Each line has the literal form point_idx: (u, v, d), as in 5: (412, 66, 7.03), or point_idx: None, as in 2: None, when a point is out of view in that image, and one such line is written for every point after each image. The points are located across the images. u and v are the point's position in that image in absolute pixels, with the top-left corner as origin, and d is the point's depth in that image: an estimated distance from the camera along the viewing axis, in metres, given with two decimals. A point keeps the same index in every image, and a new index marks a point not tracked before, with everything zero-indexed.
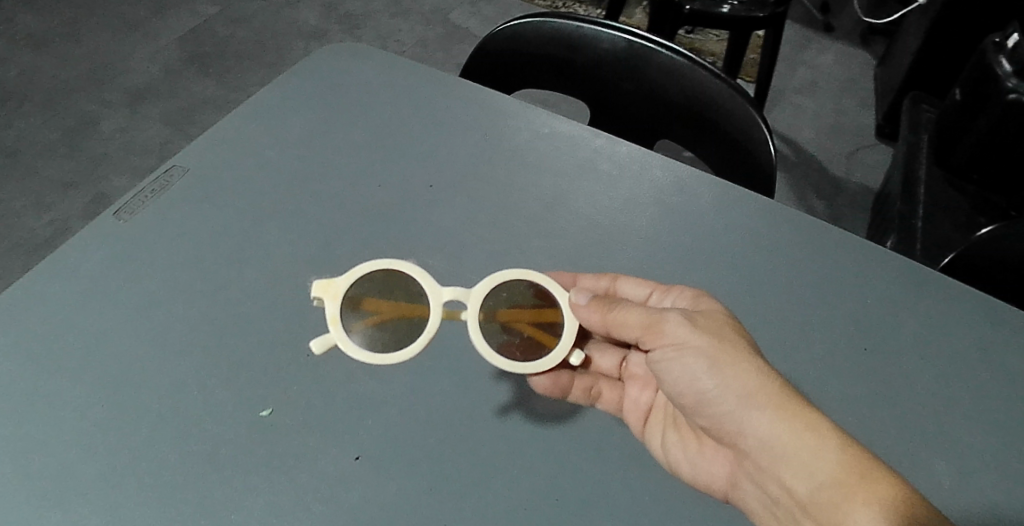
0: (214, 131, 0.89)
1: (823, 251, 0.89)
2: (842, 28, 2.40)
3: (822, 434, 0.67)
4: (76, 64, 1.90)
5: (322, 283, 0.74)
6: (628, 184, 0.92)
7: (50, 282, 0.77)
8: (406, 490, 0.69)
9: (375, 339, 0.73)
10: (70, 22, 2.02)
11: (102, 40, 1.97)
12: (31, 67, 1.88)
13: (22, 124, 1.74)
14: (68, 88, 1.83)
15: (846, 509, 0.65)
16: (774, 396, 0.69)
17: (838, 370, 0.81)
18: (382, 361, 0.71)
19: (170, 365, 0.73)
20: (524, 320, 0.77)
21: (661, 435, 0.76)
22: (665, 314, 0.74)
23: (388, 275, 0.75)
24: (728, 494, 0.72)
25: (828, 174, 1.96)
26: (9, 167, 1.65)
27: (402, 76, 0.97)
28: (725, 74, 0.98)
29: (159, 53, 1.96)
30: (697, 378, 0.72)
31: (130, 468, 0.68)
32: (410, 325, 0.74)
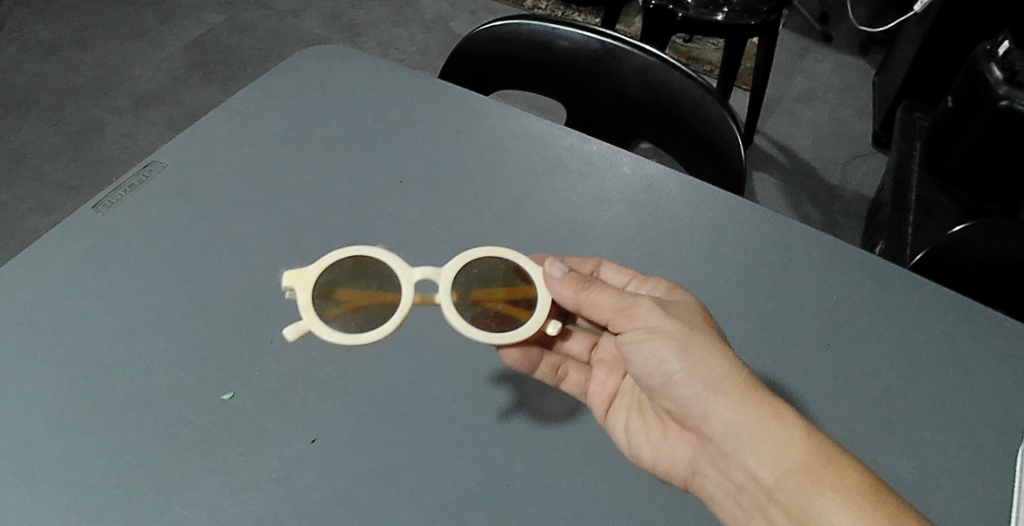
0: (193, 128, 0.92)
1: (788, 247, 0.90)
2: (840, 38, 2.41)
3: (787, 422, 0.66)
4: (84, 70, 1.95)
5: (291, 273, 0.72)
6: (597, 181, 0.93)
7: (24, 269, 0.79)
8: (360, 474, 0.70)
9: (350, 322, 0.72)
10: (79, 30, 2.07)
11: (110, 48, 2.03)
12: (40, 74, 1.93)
13: (30, 128, 1.79)
14: (75, 95, 1.89)
15: (810, 496, 0.63)
16: (740, 382, 0.68)
17: (799, 363, 0.81)
18: (357, 341, 0.70)
19: (135, 349, 0.74)
20: (497, 296, 0.76)
21: (624, 420, 0.77)
22: (639, 300, 0.74)
23: (358, 260, 0.74)
24: (688, 481, 0.72)
25: (823, 182, 1.96)
26: (15, 170, 1.70)
27: (380, 77, 1.01)
28: (697, 74, 0.99)
29: (165, 60, 2.02)
30: (664, 361, 0.72)
31: (89, 447, 0.69)
32: (384, 305, 0.73)
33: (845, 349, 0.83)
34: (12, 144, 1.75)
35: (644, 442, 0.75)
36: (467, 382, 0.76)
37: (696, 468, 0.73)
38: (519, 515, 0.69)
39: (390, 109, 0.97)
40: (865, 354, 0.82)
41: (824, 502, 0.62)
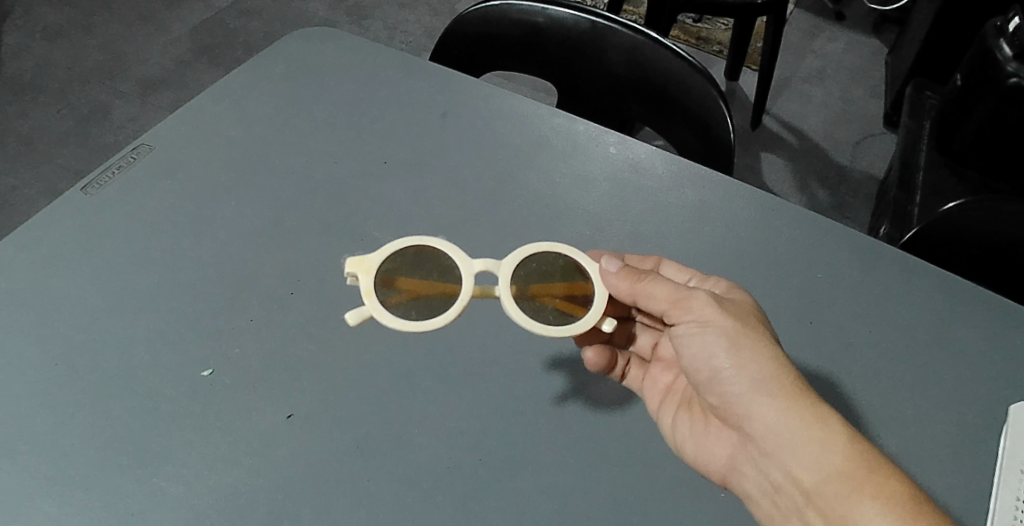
0: (182, 111, 0.93)
1: (774, 227, 0.90)
2: (853, 16, 2.37)
3: (831, 426, 0.66)
4: (93, 56, 1.98)
5: (354, 259, 0.71)
6: (582, 161, 0.94)
7: (14, 249, 0.81)
8: (335, 448, 0.71)
9: (409, 310, 0.70)
10: (89, 16, 2.10)
11: (119, 33, 2.06)
12: (51, 60, 1.96)
13: (39, 113, 1.82)
14: (84, 80, 1.92)
15: (851, 502, 0.64)
16: (789, 384, 0.68)
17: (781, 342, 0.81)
18: (417, 329, 0.68)
19: (120, 327, 0.76)
20: (556, 291, 0.74)
21: (671, 415, 0.76)
22: (694, 292, 0.73)
23: (420, 249, 0.72)
24: (726, 476, 0.72)
25: (831, 162, 1.94)
26: (25, 154, 1.74)
27: (368, 60, 1.01)
28: (687, 53, 0.99)
29: (172, 44, 2.04)
30: (714, 356, 0.72)
31: (73, 422, 0.71)
32: (443, 296, 0.71)
33: (826, 329, 0.82)
34: (22, 130, 1.78)
35: (687, 435, 0.74)
36: (444, 359, 0.77)
37: (734, 465, 0.73)
38: (491, 491, 0.70)
39: (378, 91, 0.98)
40: (846, 335, 0.82)
41: (863, 510, 0.63)
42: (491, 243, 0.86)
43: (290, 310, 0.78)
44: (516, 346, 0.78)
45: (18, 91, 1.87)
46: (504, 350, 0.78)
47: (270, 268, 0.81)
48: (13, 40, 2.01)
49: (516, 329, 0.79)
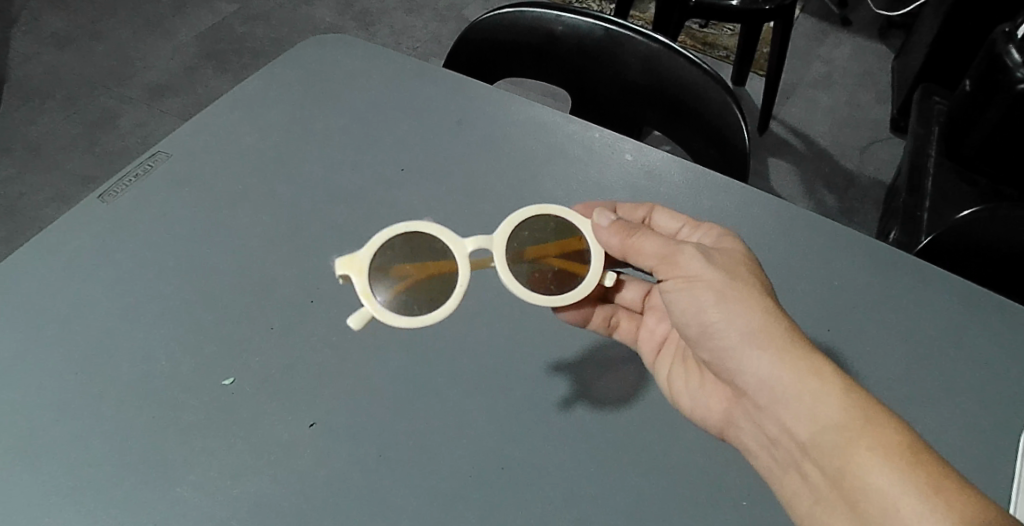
0: (199, 118, 0.93)
1: (792, 235, 0.89)
2: (859, 21, 2.37)
3: (825, 378, 0.65)
4: (101, 61, 1.98)
5: (343, 260, 0.69)
6: (599, 168, 0.93)
7: (33, 258, 0.81)
8: (358, 457, 0.71)
9: (411, 302, 0.70)
10: (96, 22, 2.10)
11: (126, 39, 2.06)
12: (58, 66, 1.97)
13: (48, 119, 1.82)
14: (92, 86, 1.92)
15: (848, 453, 0.62)
16: (778, 334, 0.67)
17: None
18: (425, 322, 0.68)
19: (140, 336, 0.76)
20: (551, 254, 0.75)
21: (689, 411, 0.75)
22: (682, 247, 0.73)
23: (410, 236, 0.71)
24: (723, 430, 0.72)
25: (839, 167, 1.94)
26: (34, 160, 1.73)
27: (383, 67, 1.01)
28: (702, 61, 0.98)
29: (180, 50, 2.04)
30: (702, 311, 0.71)
31: (94, 431, 0.71)
32: (442, 279, 0.71)
33: (846, 336, 0.82)
34: (31, 136, 1.78)
35: (682, 393, 0.75)
36: (464, 368, 0.76)
37: (731, 419, 0.72)
38: (514, 499, 0.70)
39: (393, 98, 0.98)
40: (867, 342, 0.81)
41: (863, 460, 0.61)
42: None
43: (309, 318, 0.78)
44: (536, 354, 0.78)
45: (26, 97, 1.87)
46: (524, 358, 0.77)
47: (289, 276, 0.81)
48: (21, 46, 2.01)
49: (536, 337, 0.79)
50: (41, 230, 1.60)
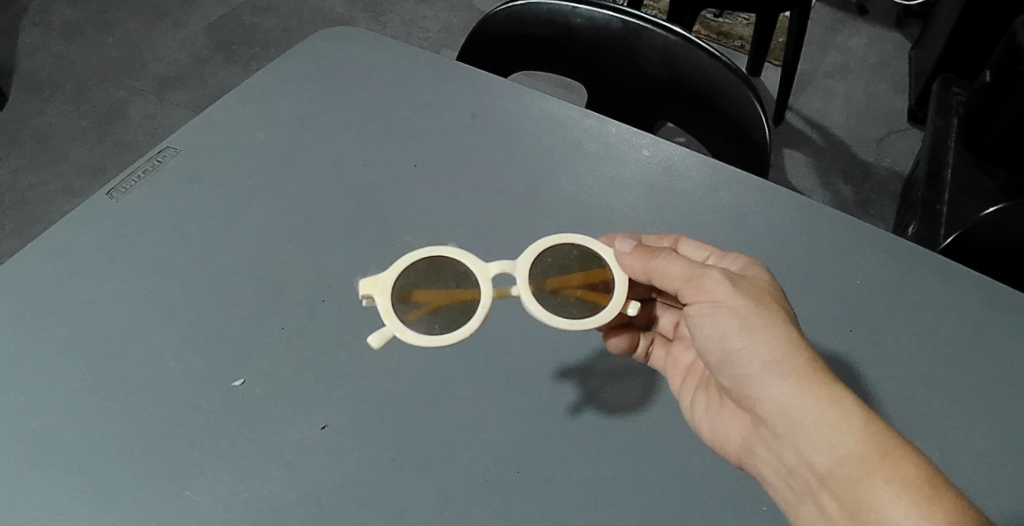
0: (209, 113, 0.92)
1: (814, 232, 0.87)
2: (876, 10, 2.33)
3: (846, 409, 0.62)
4: (110, 52, 1.97)
5: (367, 279, 0.68)
6: (616, 163, 0.91)
7: (41, 256, 0.80)
8: (371, 461, 0.69)
9: (431, 323, 0.67)
10: (106, 12, 2.09)
11: (135, 29, 2.05)
12: (68, 57, 1.95)
13: (56, 110, 1.81)
14: (100, 78, 1.91)
15: (866, 485, 0.60)
16: (802, 364, 0.65)
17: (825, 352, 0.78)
18: (443, 343, 0.66)
19: (149, 336, 0.75)
20: (575, 282, 0.72)
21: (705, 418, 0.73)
22: (709, 272, 0.71)
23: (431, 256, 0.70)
24: (740, 458, 0.70)
25: (856, 159, 1.91)
26: (42, 152, 1.73)
27: (395, 60, 0.99)
28: (722, 53, 0.96)
29: (189, 41, 2.03)
30: (726, 337, 0.69)
31: (104, 433, 0.70)
32: (463, 304, 0.68)
33: (871, 337, 0.80)
34: (39, 127, 1.78)
35: (700, 419, 0.72)
36: (478, 369, 0.75)
37: (748, 447, 0.70)
38: (530, 505, 0.68)
39: (405, 92, 0.96)
40: (893, 343, 0.79)
41: (880, 494, 0.59)
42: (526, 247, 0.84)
43: (320, 317, 0.77)
44: (552, 355, 0.76)
45: (35, 88, 1.87)
46: (540, 359, 0.75)
47: (299, 275, 0.79)
48: (30, 37, 2.00)
49: (552, 338, 0.77)
50: (50, 222, 1.60)
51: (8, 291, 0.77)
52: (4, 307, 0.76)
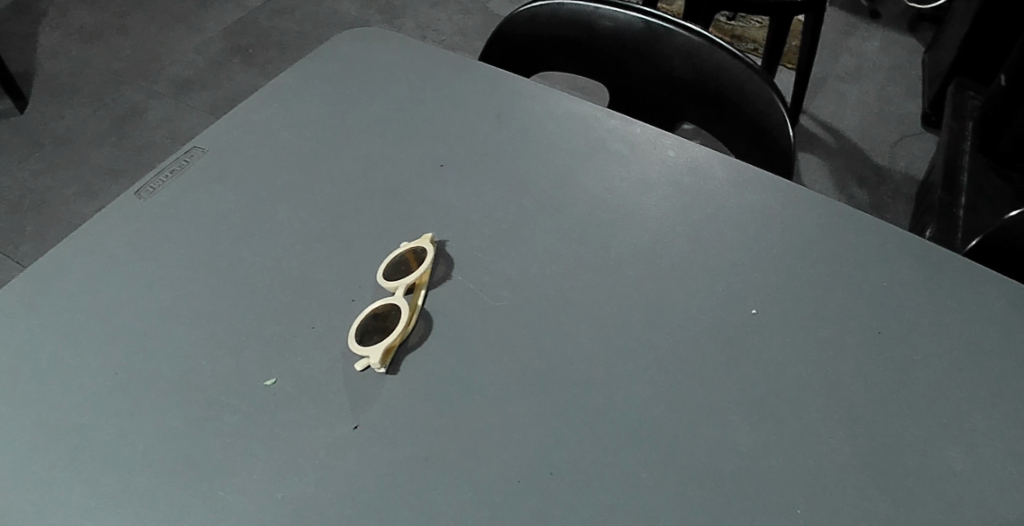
0: (235, 115, 0.93)
1: (843, 231, 0.86)
2: (887, 14, 2.34)
3: None
4: (132, 59, 2.07)
5: (388, 275, 0.78)
6: (641, 163, 0.91)
7: (73, 258, 0.81)
8: (403, 461, 0.68)
9: (376, 327, 0.75)
10: (130, 25, 2.20)
11: (156, 37, 2.16)
12: (92, 67, 2.05)
13: (79, 117, 1.90)
14: (117, 81, 2.00)
15: None
16: None
17: (859, 351, 0.77)
18: (374, 335, 0.74)
19: (179, 337, 0.75)
20: None
21: (738, 421, 0.72)
22: None
23: (401, 245, 0.81)
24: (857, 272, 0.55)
25: (871, 163, 1.90)
26: (59, 154, 1.81)
27: (420, 61, 1.01)
28: (744, 55, 0.97)
29: (207, 48, 2.11)
30: None
31: (135, 433, 0.70)
32: (383, 322, 0.75)
33: (908, 336, 0.78)
34: (63, 132, 1.86)
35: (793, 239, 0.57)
36: (508, 368, 0.74)
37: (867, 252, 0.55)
38: (564, 506, 0.67)
39: (429, 92, 0.97)
40: (932, 341, 0.77)
41: None
42: (552, 247, 0.83)
43: (350, 316, 0.77)
44: (581, 356, 0.76)
45: (59, 96, 1.96)
46: (571, 359, 0.75)
47: (328, 274, 0.79)
48: (65, 49, 2.11)
49: (581, 338, 0.77)
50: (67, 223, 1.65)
51: (41, 293, 0.78)
52: (37, 311, 0.77)
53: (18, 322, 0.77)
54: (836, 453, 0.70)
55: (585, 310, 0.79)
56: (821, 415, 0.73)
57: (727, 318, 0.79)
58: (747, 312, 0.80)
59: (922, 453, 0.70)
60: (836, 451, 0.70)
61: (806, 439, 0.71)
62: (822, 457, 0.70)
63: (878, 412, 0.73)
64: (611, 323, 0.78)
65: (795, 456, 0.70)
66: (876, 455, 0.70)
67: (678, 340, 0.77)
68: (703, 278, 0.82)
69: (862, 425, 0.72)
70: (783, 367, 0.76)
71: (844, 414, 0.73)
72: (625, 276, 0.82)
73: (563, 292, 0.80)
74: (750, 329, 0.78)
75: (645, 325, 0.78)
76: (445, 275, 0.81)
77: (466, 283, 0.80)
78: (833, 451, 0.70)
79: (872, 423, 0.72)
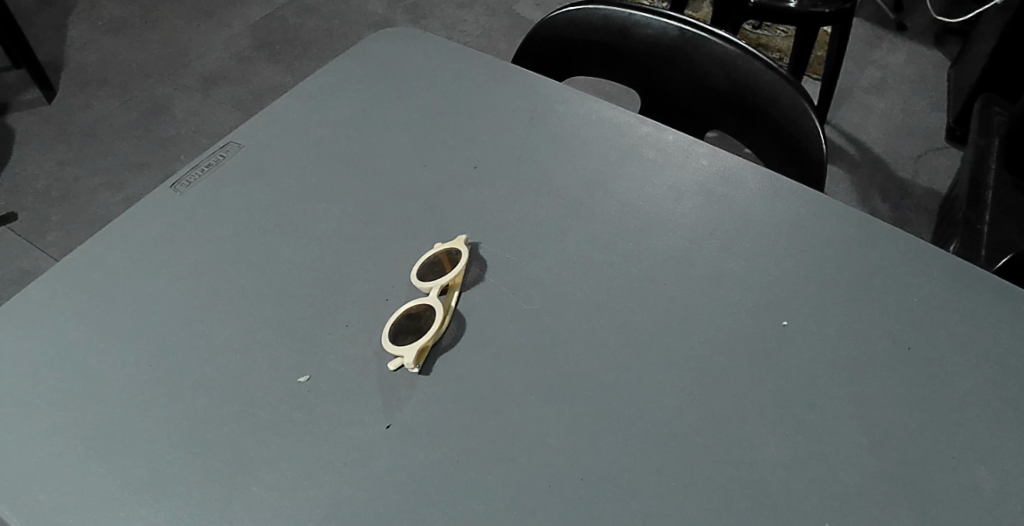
0: (272, 112, 0.97)
1: (882, 243, 0.84)
2: (915, 26, 2.33)
3: None
4: (176, 58, 2.26)
5: (422, 277, 0.79)
6: (673, 171, 0.91)
7: (116, 252, 0.84)
8: (434, 462, 0.69)
9: (410, 328, 0.76)
10: (176, 28, 2.38)
11: (194, 37, 2.34)
12: (141, 68, 2.23)
13: (110, 110, 2.09)
14: (152, 79, 2.19)
15: None
16: None
17: (899, 368, 0.74)
18: (408, 336, 0.75)
19: (215, 332, 0.77)
20: None
21: (772, 431, 0.71)
22: None
23: (435, 247, 0.82)
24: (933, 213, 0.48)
25: (894, 176, 1.89)
26: (92, 145, 2.00)
27: (455, 63, 1.03)
28: (779, 66, 0.96)
29: (234, 46, 2.28)
30: None
31: (170, 426, 0.71)
32: (417, 323, 0.76)
33: (951, 350, 0.75)
34: (97, 125, 2.05)
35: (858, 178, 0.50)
36: (540, 372, 0.74)
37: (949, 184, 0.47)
38: (593, 513, 0.66)
39: (464, 94, 0.99)
40: (976, 356, 0.75)
41: None
42: (584, 252, 0.83)
43: (383, 315, 0.77)
44: (614, 361, 0.75)
45: (107, 92, 2.16)
46: (602, 364, 0.75)
47: (362, 273, 0.80)
48: (106, 45, 2.32)
49: (612, 344, 0.76)
50: (98, 210, 1.83)
51: (86, 284, 0.81)
52: (82, 302, 0.80)
53: (64, 312, 0.79)
54: (872, 471, 0.68)
55: (618, 315, 0.78)
56: (859, 428, 0.71)
57: (760, 330, 0.78)
58: (779, 324, 0.78)
59: (963, 474, 0.68)
60: (873, 467, 0.69)
61: (843, 452, 0.69)
62: (858, 474, 0.68)
63: (918, 431, 0.71)
64: (643, 330, 0.77)
65: (830, 472, 0.68)
66: (914, 475, 0.68)
67: (710, 350, 0.76)
68: (736, 288, 0.81)
69: (900, 445, 0.70)
70: (819, 380, 0.74)
71: (881, 433, 0.71)
72: (657, 283, 0.81)
73: (595, 297, 0.80)
74: (785, 341, 0.77)
75: (677, 333, 0.77)
76: (477, 277, 0.81)
77: (498, 285, 0.80)
78: (869, 468, 0.69)
79: (912, 438, 0.70)
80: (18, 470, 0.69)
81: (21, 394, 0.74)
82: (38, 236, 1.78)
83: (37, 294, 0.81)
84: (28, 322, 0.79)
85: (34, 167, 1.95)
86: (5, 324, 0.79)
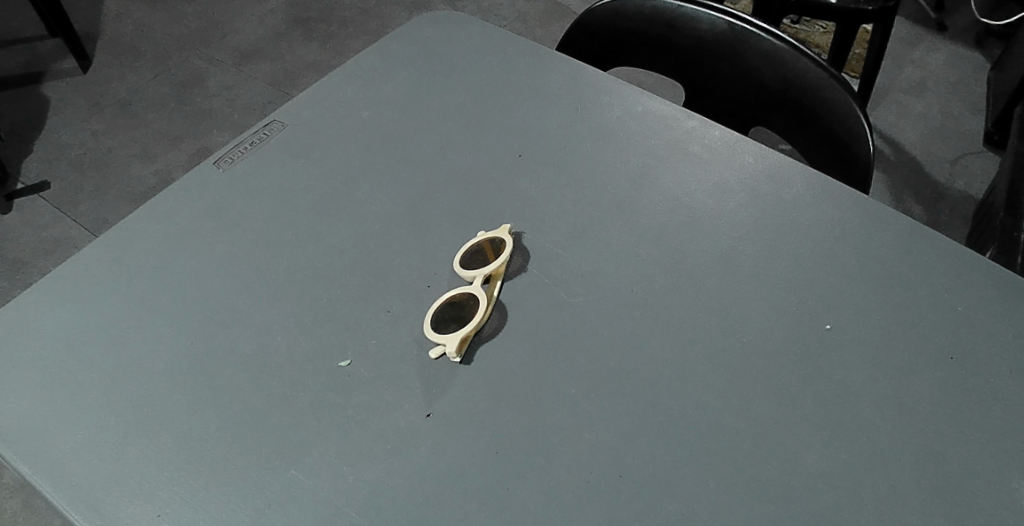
0: (317, 93, 0.98)
1: (934, 248, 0.82)
2: (957, 26, 2.28)
3: None
4: (211, 31, 2.27)
5: (466, 267, 0.78)
6: (719, 168, 0.89)
7: (159, 226, 0.84)
8: (472, 451, 0.68)
9: (453, 317, 0.75)
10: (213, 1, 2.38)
11: (231, 11, 2.34)
12: (176, 38, 2.24)
13: (144, 82, 2.10)
14: (188, 51, 2.20)
15: None
16: None
17: (949, 380, 0.72)
18: (453, 326, 0.74)
19: (257, 311, 0.77)
20: None
21: (815, 436, 0.69)
22: None
23: (479, 235, 0.82)
24: None
25: (930, 179, 1.86)
26: (126, 116, 2.01)
27: (501, 50, 1.03)
28: (828, 63, 0.94)
29: (270, 21, 2.29)
30: None
31: (209, 403, 0.71)
32: (461, 312, 0.75)
33: (999, 361, 0.73)
34: (131, 95, 2.07)
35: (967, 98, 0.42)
36: (581, 365, 0.74)
37: None
38: (632, 511, 0.65)
39: (509, 82, 0.99)
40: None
41: None
42: (627, 245, 0.82)
43: (425, 302, 0.78)
44: (656, 358, 0.74)
45: (143, 62, 2.17)
46: (645, 361, 0.74)
47: (405, 258, 0.81)
48: (143, 16, 2.33)
49: (656, 341, 0.75)
50: (131, 182, 1.84)
51: (130, 258, 0.82)
52: (126, 276, 0.81)
53: (107, 284, 0.80)
54: (918, 483, 0.67)
55: (660, 312, 0.77)
56: (902, 436, 0.69)
57: (805, 332, 0.76)
58: (823, 327, 0.76)
59: (1012, 489, 0.66)
60: (916, 476, 0.67)
61: (887, 459, 0.68)
62: (903, 483, 0.67)
63: (963, 443, 0.69)
64: (685, 328, 0.76)
65: (874, 479, 0.67)
66: (960, 489, 0.66)
67: (753, 351, 0.75)
68: (783, 289, 0.79)
69: (947, 458, 0.68)
70: (864, 385, 0.72)
71: (926, 445, 0.69)
72: (701, 281, 0.80)
73: (639, 291, 0.79)
74: (830, 346, 0.75)
75: (722, 332, 0.76)
76: (520, 267, 0.81)
77: (541, 276, 0.80)
78: (914, 478, 0.67)
79: (957, 449, 0.68)
80: (58, 442, 0.69)
81: (64, 366, 0.74)
82: (71, 205, 1.80)
83: (81, 266, 0.82)
84: (72, 293, 0.79)
85: (69, 136, 1.97)
86: (49, 294, 0.80)
